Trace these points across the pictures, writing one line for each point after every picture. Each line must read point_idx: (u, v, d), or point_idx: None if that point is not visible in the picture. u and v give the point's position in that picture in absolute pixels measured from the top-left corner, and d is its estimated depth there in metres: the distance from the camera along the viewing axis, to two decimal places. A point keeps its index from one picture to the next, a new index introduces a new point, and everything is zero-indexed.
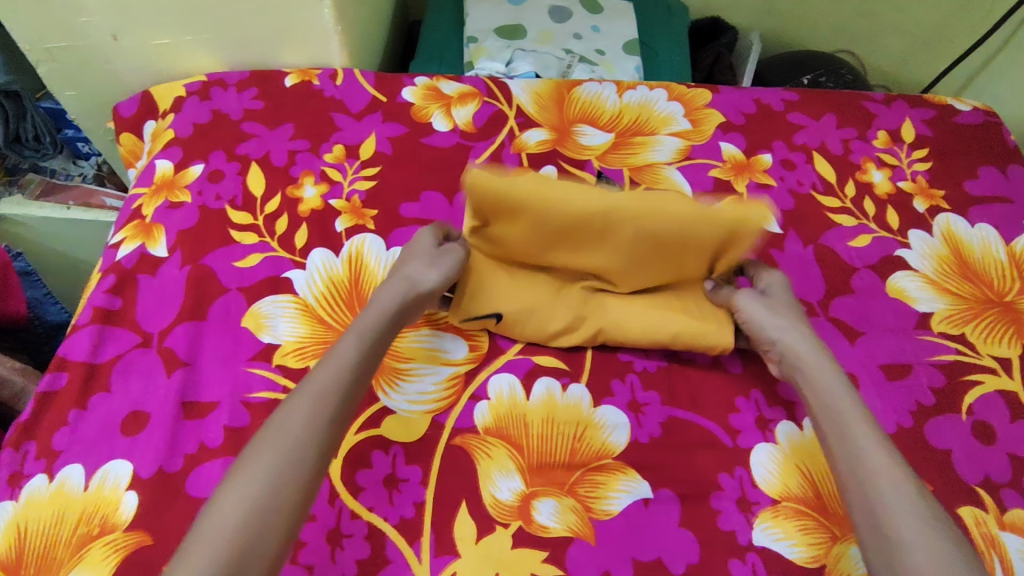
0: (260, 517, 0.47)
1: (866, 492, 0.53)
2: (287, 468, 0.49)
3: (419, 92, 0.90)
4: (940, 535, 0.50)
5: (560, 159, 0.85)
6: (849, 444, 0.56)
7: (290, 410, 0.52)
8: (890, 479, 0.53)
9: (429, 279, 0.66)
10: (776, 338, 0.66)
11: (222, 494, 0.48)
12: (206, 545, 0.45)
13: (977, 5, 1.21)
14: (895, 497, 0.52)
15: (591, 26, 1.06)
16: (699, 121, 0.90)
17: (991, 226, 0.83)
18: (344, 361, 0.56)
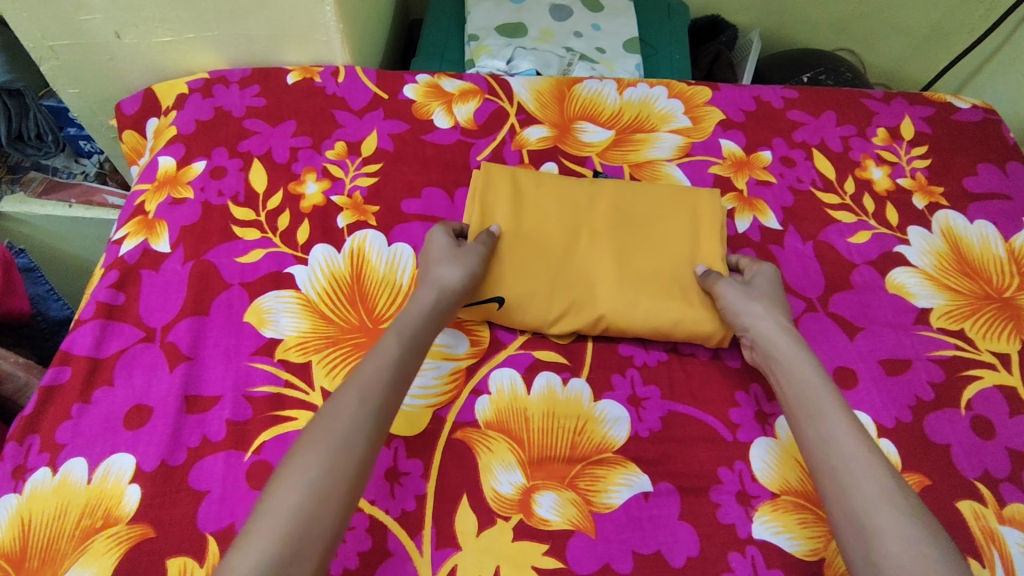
0: (319, 507, 0.48)
1: (840, 481, 0.54)
2: (336, 459, 0.50)
3: (420, 89, 0.90)
4: (911, 524, 0.50)
5: (561, 155, 0.86)
6: (824, 432, 0.57)
7: (334, 404, 0.53)
8: (861, 467, 0.54)
9: (456, 278, 0.66)
10: (751, 325, 0.67)
11: (275, 487, 0.49)
12: (263, 534, 0.46)
13: (976, 4, 1.21)
14: (866, 485, 0.53)
15: (592, 24, 1.07)
16: (699, 118, 0.90)
17: (990, 222, 0.83)
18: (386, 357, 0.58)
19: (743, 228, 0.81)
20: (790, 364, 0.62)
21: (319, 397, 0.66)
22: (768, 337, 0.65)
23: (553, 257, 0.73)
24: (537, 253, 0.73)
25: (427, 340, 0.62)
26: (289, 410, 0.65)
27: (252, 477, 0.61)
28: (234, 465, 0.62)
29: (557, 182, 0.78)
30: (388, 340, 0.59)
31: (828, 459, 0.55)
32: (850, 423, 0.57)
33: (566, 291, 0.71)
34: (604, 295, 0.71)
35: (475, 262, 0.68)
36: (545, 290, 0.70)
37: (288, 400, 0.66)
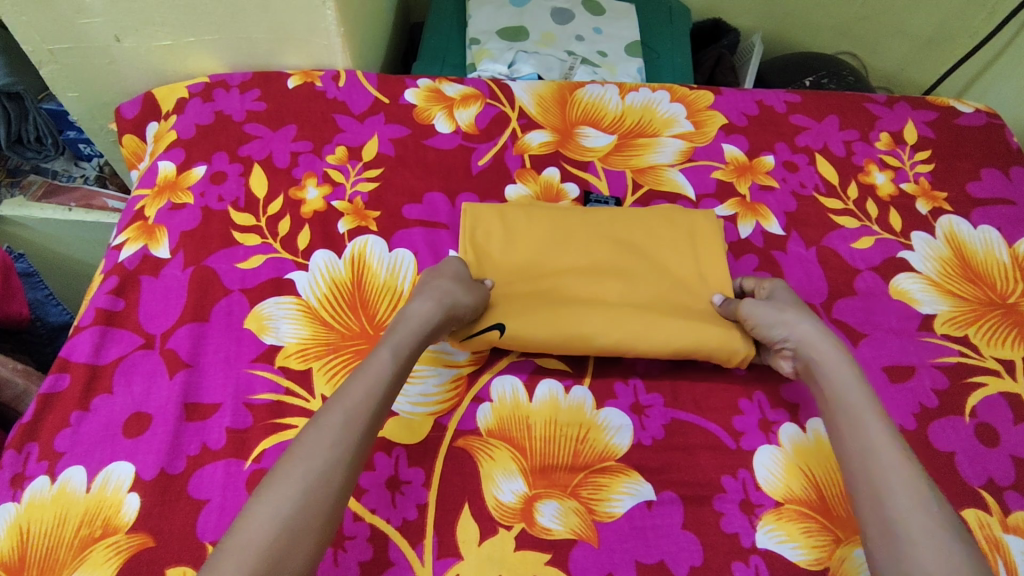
0: (293, 529, 0.46)
1: (877, 495, 0.53)
2: (318, 480, 0.49)
3: (422, 94, 0.90)
4: (947, 536, 0.49)
5: (563, 160, 0.86)
6: (863, 443, 0.56)
7: (320, 423, 0.52)
8: (900, 479, 0.53)
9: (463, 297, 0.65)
10: (789, 334, 0.65)
11: (251, 510, 0.47)
12: (235, 552, 0.44)
13: (979, 6, 1.21)
14: (906, 498, 0.52)
15: (593, 28, 1.06)
16: (701, 122, 0.90)
17: (994, 227, 0.83)
18: (376, 373, 0.57)
19: (745, 233, 0.80)
20: (830, 374, 0.62)
21: (319, 404, 0.66)
22: (811, 343, 0.64)
23: (550, 292, 0.72)
24: (536, 294, 0.71)
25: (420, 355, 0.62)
26: (290, 418, 0.65)
27: (251, 485, 0.60)
28: (234, 473, 0.61)
29: (555, 218, 0.77)
30: (382, 353, 0.59)
31: (867, 471, 0.54)
32: (889, 434, 0.56)
33: (573, 314, 0.68)
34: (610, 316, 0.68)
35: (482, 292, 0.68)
36: (551, 316, 0.68)
37: (288, 408, 0.65)
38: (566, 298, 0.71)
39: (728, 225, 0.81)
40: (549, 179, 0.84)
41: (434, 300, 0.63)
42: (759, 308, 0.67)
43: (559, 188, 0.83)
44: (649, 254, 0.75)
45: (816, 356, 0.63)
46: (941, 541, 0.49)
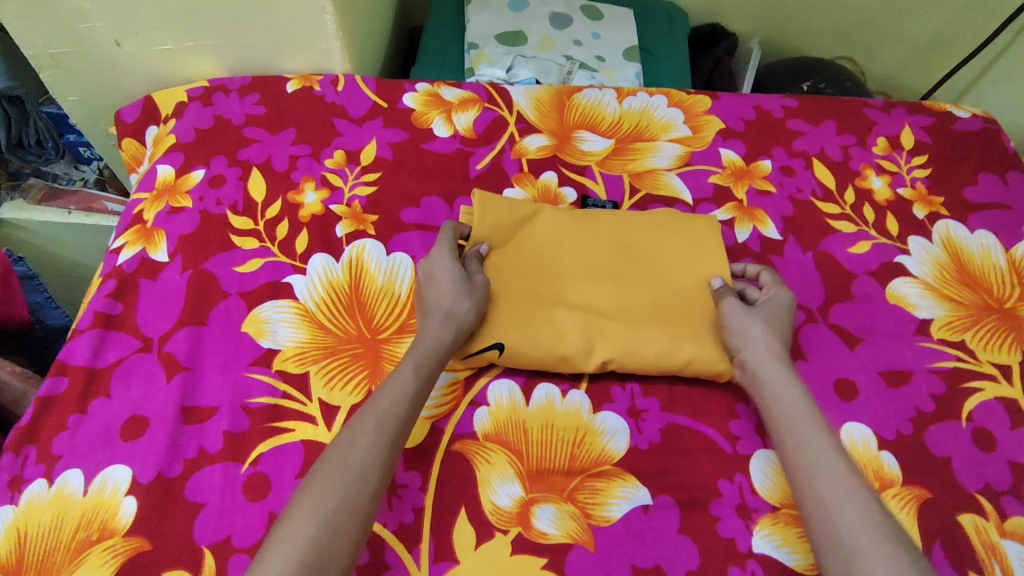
0: (333, 536, 0.49)
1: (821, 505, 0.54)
2: (352, 488, 0.52)
3: (420, 98, 0.90)
4: (888, 547, 0.51)
5: (561, 165, 0.86)
6: (808, 455, 0.58)
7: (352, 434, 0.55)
8: (841, 493, 0.54)
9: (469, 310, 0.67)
10: (741, 347, 0.67)
11: (292, 511, 0.50)
12: (280, 554, 0.47)
13: (977, 11, 1.21)
14: (850, 510, 0.53)
15: (591, 32, 1.07)
16: (699, 127, 0.90)
17: (991, 232, 0.83)
18: (401, 386, 0.59)
19: (743, 238, 0.81)
20: (776, 390, 0.63)
21: (317, 408, 0.66)
22: (758, 361, 0.65)
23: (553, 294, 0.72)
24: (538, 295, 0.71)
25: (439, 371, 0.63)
26: (287, 422, 0.65)
27: (248, 489, 0.61)
28: (232, 477, 0.61)
29: (561, 223, 0.76)
30: (405, 369, 0.61)
31: (812, 483, 0.56)
32: (834, 450, 0.58)
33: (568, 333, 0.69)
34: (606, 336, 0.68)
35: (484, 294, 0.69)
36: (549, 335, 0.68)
37: (286, 412, 0.65)
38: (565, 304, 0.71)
39: (726, 229, 0.81)
40: (547, 183, 0.84)
41: (443, 320, 0.65)
42: (732, 316, 0.69)
43: (557, 192, 0.83)
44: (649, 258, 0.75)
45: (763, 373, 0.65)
46: (889, 552, 0.50)
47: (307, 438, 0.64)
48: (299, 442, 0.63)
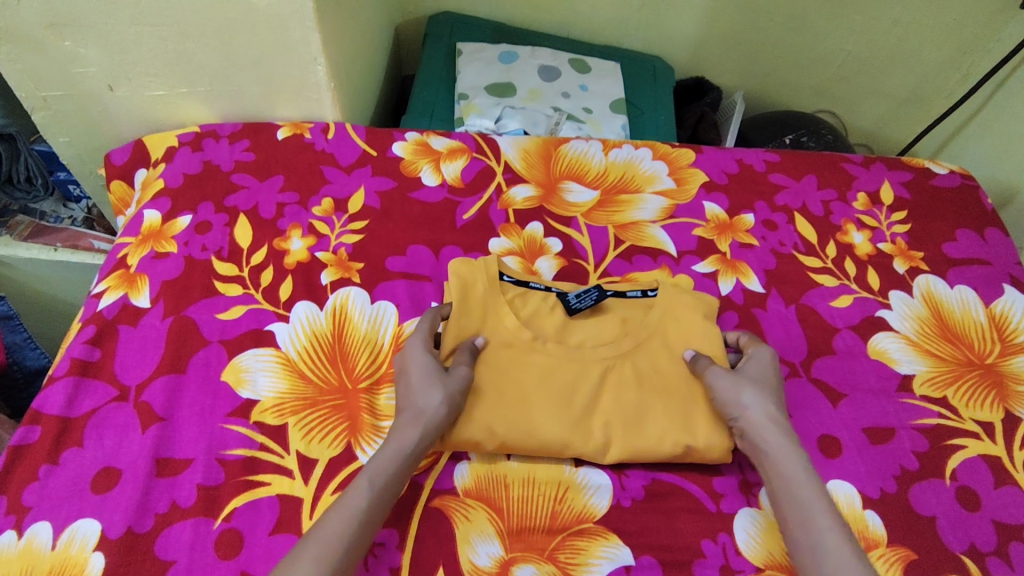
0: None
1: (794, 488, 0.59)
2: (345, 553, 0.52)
3: (409, 147, 0.91)
4: None
5: (547, 216, 0.86)
6: (811, 534, 0.56)
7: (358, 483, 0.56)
8: (840, 552, 0.54)
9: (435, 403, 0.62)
10: (739, 414, 0.64)
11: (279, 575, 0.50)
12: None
13: (954, 69, 1.22)
14: (826, 529, 0.56)
15: (579, 85, 1.10)
16: (683, 180, 0.92)
17: (970, 288, 0.84)
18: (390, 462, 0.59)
19: (726, 290, 0.81)
20: (765, 440, 0.62)
21: (294, 461, 0.65)
22: (756, 429, 0.63)
23: (500, 370, 0.67)
24: (524, 409, 0.65)
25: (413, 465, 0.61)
26: (263, 475, 0.63)
27: (220, 546, 0.59)
28: (203, 533, 0.60)
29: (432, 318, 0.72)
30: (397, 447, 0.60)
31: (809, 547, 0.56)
32: (841, 532, 0.56)
33: (664, 403, 0.67)
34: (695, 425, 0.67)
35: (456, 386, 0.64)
36: (667, 424, 0.66)
37: (262, 464, 0.64)
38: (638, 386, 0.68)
39: (709, 281, 0.82)
40: (533, 234, 0.84)
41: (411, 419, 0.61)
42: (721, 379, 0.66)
43: (543, 242, 0.84)
44: (510, 292, 0.72)
45: (762, 441, 0.62)
46: None
47: (283, 492, 0.62)
48: (274, 497, 0.62)
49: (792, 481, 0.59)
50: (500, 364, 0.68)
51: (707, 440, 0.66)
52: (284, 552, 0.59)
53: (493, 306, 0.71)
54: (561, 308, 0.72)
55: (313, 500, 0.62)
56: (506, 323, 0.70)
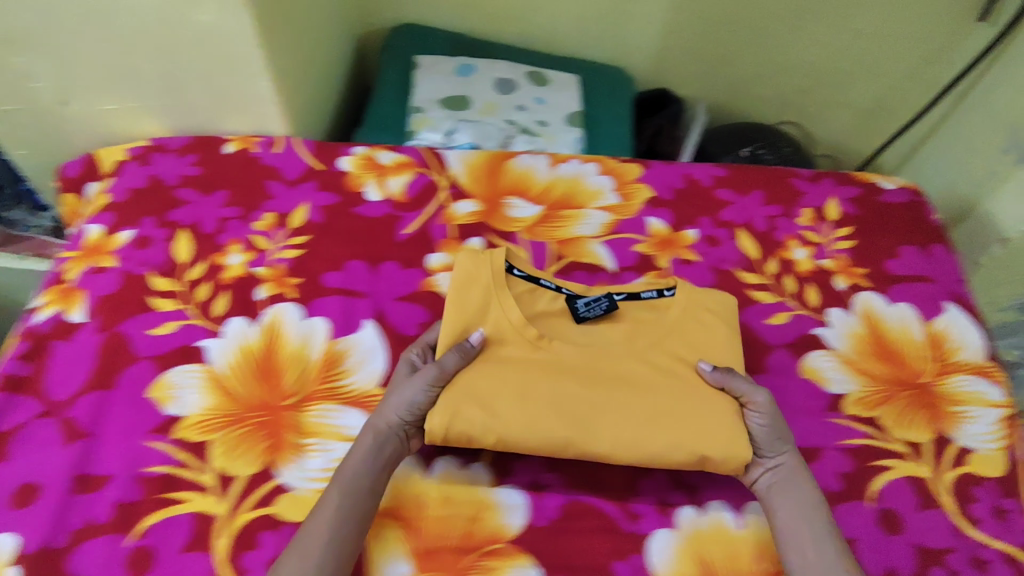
0: None
1: (796, 520, 0.63)
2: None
3: (356, 161, 0.92)
4: None
5: (488, 231, 0.87)
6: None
7: (319, 511, 0.59)
8: None
9: (391, 418, 0.65)
10: (778, 456, 0.66)
11: None
12: None
13: (917, 81, 1.21)
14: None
15: (536, 98, 1.10)
16: (629, 195, 0.92)
17: (910, 305, 0.84)
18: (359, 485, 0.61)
19: None
20: (795, 484, 0.65)
21: (213, 477, 0.66)
22: (788, 471, 0.65)
23: (498, 368, 0.68)
24: (526, 408, 0.65)
25: (378, 481, 0.63)
26: (181, 492, 0.64)
27: (131, 563, 0.60)
28: (115, 550, 0.61)
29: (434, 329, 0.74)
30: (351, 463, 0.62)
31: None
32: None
33: (679, 407, 0.66)
34: (713, 431, 0.65)
35: (414, 391, 0.65)
36: (679, 429, 0.65)
37: (181, 481, 0.65)
38: (642, 389, 0.68)
39: None
40: (472, 250, 0.85)
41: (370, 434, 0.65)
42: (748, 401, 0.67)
43: None
44: (518, 287, 0.73)
45: (795, 485, 0.65)
46: None
47: (199, 510, 0.63)
48: (190, 514, 0.63)
49: (812, 525, 0.62)
50: (497, 361, 0.68)
51: (724, 451, 0.64)
52: (193, 570, 0.60)
53: (495, 299, 0.72)
54: (570, 316, 0.74)
55: (227, 517, 0.63)
56: (510, 318, 0.71)
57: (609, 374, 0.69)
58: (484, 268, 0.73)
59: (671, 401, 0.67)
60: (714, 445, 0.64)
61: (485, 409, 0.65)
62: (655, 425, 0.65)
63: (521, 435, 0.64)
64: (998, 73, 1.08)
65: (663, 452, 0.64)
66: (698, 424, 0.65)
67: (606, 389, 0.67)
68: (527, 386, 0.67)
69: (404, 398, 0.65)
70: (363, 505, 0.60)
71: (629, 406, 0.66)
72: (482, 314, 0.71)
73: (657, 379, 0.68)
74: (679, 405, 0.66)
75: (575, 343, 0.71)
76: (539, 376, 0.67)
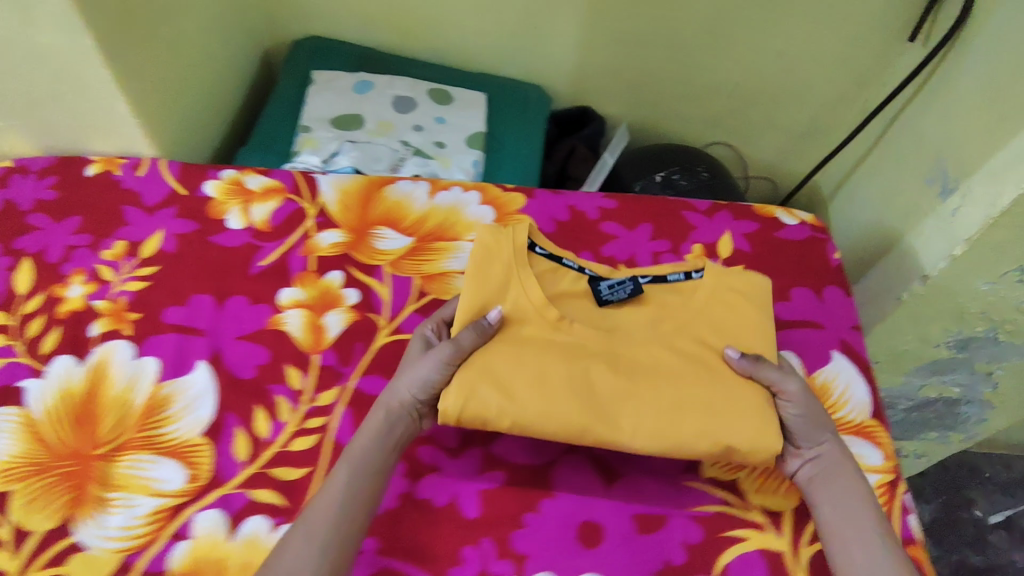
0: None
1: (860, 507, 0.62)
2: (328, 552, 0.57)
3: (222, 187, 0.87)
4: None
5: (350, 264, 0.82)
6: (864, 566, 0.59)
7: (327, 491, 0.60)
8: None
9: (402, 395, 0.66)
10: (819, 446, 0.66)
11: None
12: None
13: (850, 103, 1.15)
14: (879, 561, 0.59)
15: (436, 117, 1.04)
16: (508, 227, 0.87)
17: (795, 355, 0.78)
18: (367, 461, 0.63)
19: None
20: (837, 474, 0.64)
21: (5, 533, 0.62)
22: (833, 462, 0.65)
23: (513, 345, 0.67)
24: (543, 389, 0.64)
25: (384, 458, 0.64)
26: None
27: None
28: None
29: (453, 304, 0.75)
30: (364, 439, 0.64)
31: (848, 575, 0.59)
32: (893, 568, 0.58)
33: (707, 394, 0.65)
34: (736, 422, 0.64)
35: (425, 370, 0.66)
36: (703, 417, 0.64)
37: None
38: (672, 375, 0.67)
39: None
40: (329, 284, 0.80)
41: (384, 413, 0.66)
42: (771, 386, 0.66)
43: (337, 294, 0.79)
44: (539, 266, 0.74)
45: (835, 475, 0.64)
46: None
47: None
48: None
49: (857, 513, 0.62)
50: (513, 340, 0.68)
51: (750, 443, 0.63)
52: None
53: (514, 275, 0.72)
54: (592, 297, 0.74)
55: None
56: (531, 296, 0.71)
57: (628, 355, 0.69)
58: (504, 249, 0.73)
59: (703, 390, 0.66)
60: (740, 433, 0.63)
61: (504, 391, 0.64)
62: (681, 411, 0.64)
63: (543, 416, 0.63)
64: (923, 101, 1.00)
65: (690, 435, 0.63)
66: (739, 411, 0.65)
67: (631, 373, 0.67)
68: (552, 361, 0.66)
69: (416, 376, 0.66)
70: (371, 479, 0.62)
71: (681, 404, 0.65)
72: (501, 288, 0.72)
73: (686, 361, 0.68)
74: (705, 390, 0.66)
75: (594, 325, 0.72)
76: (552, 355, 0.67)
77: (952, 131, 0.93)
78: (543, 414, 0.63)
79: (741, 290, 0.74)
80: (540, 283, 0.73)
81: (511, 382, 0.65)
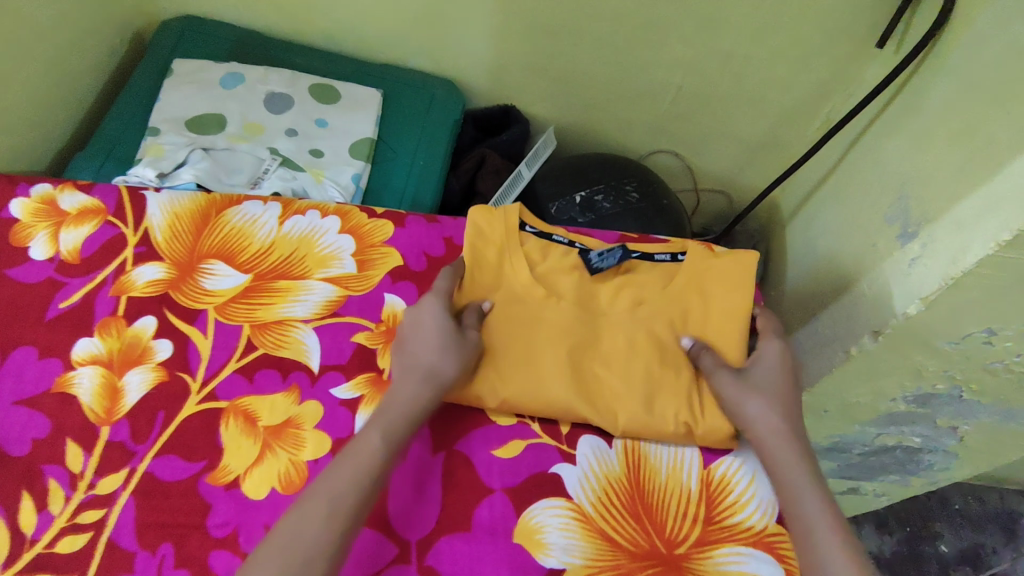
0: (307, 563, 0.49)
1: (805, 486, 0.57)
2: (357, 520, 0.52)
3: (30, 207, 0.73)
4: None
5: (167, 307, 0.68)
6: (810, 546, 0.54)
7: (353, 456, 0.54)
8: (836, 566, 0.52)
9: (446, 369, 0.61)
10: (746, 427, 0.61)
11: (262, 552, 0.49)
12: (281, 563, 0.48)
13: (811, 113, 0.99)
14: (829, 538, 0.54)
15: (316, 120, 0.89)
16: (369, 262, 0.73)
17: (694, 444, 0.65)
18: (398, 425, 0.57)
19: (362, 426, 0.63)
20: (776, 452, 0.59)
21: None
22: (765, 444, 0.60)
23: (511, 325, 0.67)
24: (531, 370, 0.65)
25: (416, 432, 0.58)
26: None
27: None
28: None
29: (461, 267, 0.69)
30: (395, 412, 0.58)
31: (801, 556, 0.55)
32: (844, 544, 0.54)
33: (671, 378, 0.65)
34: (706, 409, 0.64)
35: (469, 350, 0.63)
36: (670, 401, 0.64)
37: None
38: (648, 359, 0.66)
39: (343, 411, 0.63)
40: (137, 333, 0.66)
41: (423, 379, 0.60)
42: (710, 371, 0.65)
43: (146, 345, 0.66)
44: (529, 244, 0.71)
45: (774, 456, 0.60)
46: None
47: None
48: None
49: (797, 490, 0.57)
50: (511, 317, 0.68)
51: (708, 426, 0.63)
52: None
53: (510, 258, 0.70)
54: (582, 266, 0.72)
55: None
56: (520, 277, 0.69)
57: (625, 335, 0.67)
58: (500, 228, 0.71)
59: (669, 377, 0.65)
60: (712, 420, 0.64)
61: (498, 375, 0.64)
62: (649, 394, 0.64)
63: (528, 399, 0.64)
64: (890, 119, 0.85)
65: (639, 419, 0.63)
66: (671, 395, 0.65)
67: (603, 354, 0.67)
68: (541, 342, 0.66)
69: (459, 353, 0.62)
70: (402, 445, 0.57)
71: (648, 389, 0.65)
72: (496, 270, 0.70)
73: (651, 342, 0.67)
74: (673, 376, 0.66)
75: (580, 301, 0.69)
76: (544, 338, 0.66)
77: (918, 162, 0.76)
78: (527, 397, 0.64)
79: (720, 263, 0.71)
80: (530, 259, 0.71)
81: (500, 363, 0.65)
